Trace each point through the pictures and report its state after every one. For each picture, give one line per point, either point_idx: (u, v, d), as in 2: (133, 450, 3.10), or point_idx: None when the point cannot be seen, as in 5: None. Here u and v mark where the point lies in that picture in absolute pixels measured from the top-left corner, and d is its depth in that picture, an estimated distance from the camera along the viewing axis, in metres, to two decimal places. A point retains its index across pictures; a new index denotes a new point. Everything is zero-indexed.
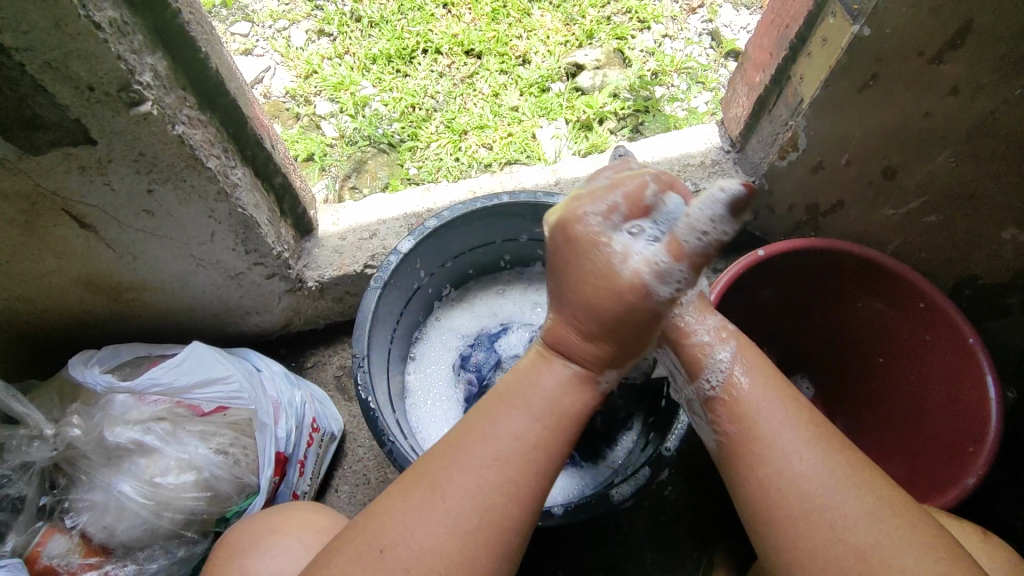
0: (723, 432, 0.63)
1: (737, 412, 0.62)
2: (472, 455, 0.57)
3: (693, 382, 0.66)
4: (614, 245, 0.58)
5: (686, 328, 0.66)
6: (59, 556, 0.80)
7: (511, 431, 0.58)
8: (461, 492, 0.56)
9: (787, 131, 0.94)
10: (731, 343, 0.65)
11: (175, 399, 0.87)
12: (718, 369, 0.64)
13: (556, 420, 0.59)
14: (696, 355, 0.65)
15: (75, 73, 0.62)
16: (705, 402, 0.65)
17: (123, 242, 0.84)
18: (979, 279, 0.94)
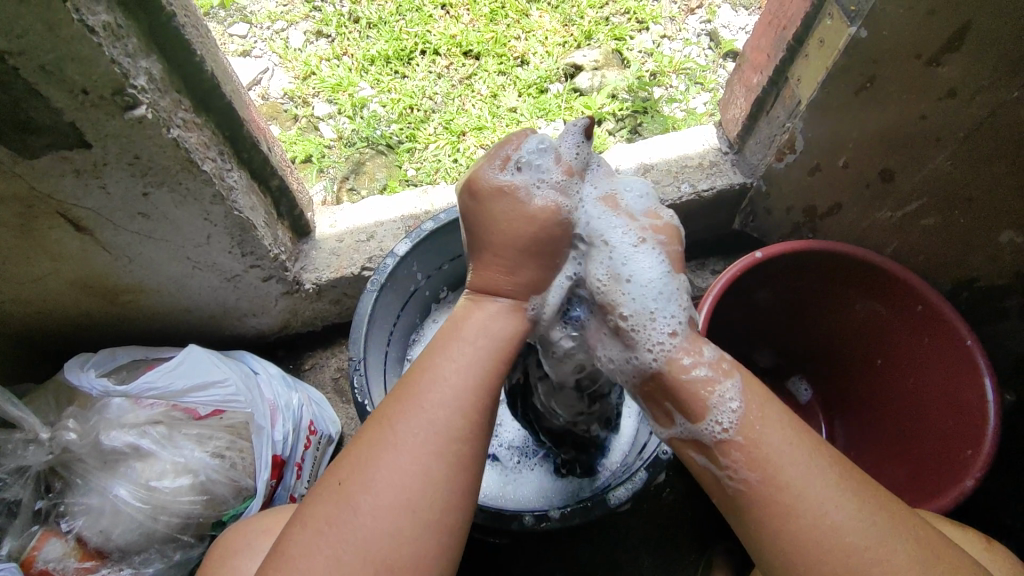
0: (736, 479, 0.57)
1: (756, 458, 0.56)
2: (418, 391, 0.58)
3: (695, 424, 0.59)
4: (513, 183, 0.63)
5: (681, 361, 0.60)
6: (56, 560, 0.80)
7: (454, 363, 0.59)
8: (413, 423, 0.56)
9: (785, 132, 0.96)
10: (734, 377, 0.59)
11: (170, 402, 0.87)
12: (727, 409, 0.57)
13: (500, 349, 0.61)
14: (699, 394, 0.58)
15: (69, 77, 0.62)
16: (716, 448, 0.58)
17: (119, 245, 0.84)
18: (976, 282, 0.92)
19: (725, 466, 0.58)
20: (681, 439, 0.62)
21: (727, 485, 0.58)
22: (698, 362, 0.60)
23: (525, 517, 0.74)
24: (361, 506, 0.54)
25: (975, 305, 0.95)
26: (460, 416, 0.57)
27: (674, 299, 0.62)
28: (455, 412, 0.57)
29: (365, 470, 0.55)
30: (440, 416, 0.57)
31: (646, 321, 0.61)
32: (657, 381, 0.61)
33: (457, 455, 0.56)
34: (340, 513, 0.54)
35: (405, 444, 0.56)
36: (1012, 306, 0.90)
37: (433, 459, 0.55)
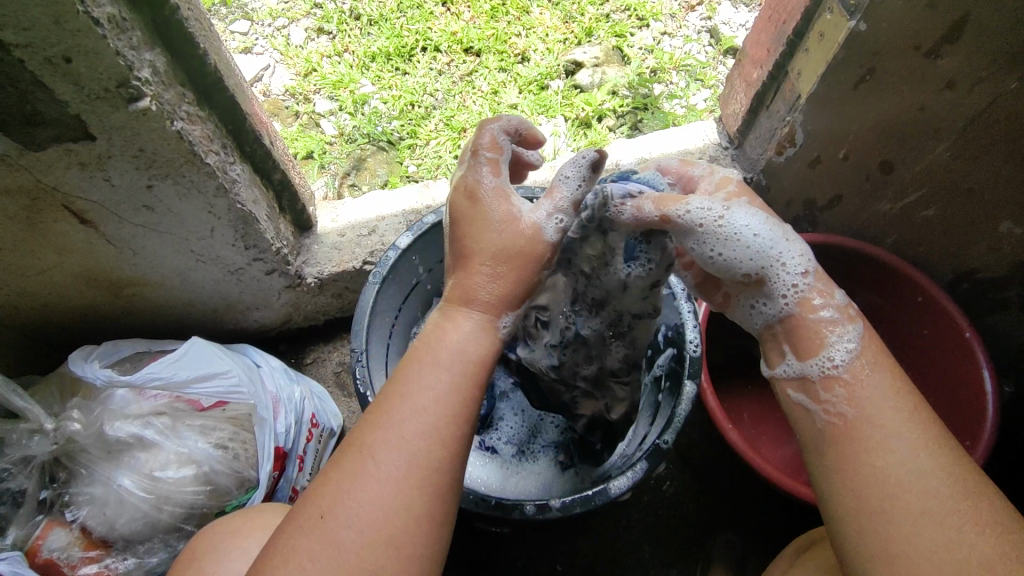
0: (832, 414, 0.56)
1: (858, 395, 0.55)
2: (392, 419, 0.55)
3: (806, 360, 0.58)
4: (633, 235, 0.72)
5: (812, 300, 0.59)
6: (60, 549, 0.81)
7: (424, 389, 0.57)
8: (392, 453, 0.54)
9: (785, 126, 0.92)
10: (856, 322, 0.58)
11: (175, 394, 0.87)
12: (842, 346, 0.57)
13: (470, 375, 0.59)
14: (818, 330, 0.58)
15: (74, 69, 0.62)
16: (820, 381, 0.56)
17: (123, 237, 0.84)
18: (976, 274, 0.94)
19: (823, 399, 0.56)
20: (783, 377, 0.60)
21: (819, 419, 0.57)
22: (826, 302, 0.59)
23: (526, 506, 0.75)
24: (346, 542, 0.52)
25: (974, 295, 0.97)
26: (439, 445, 0.55)
27: (793, 239, 0.60)
28: (434, 440, 0.55)
29: (346, 500, 0.53)
30: (418, 445, 0.54)
31: (770, 263, 0.59)
32: (782, 320, 0.60)
33: (436, 487, 0.54)
34: (324, 550, 0.51)
35: (384, 475, 0.53)
36: (1014, 296, 0.92)
37: (414, 492, 0.53)
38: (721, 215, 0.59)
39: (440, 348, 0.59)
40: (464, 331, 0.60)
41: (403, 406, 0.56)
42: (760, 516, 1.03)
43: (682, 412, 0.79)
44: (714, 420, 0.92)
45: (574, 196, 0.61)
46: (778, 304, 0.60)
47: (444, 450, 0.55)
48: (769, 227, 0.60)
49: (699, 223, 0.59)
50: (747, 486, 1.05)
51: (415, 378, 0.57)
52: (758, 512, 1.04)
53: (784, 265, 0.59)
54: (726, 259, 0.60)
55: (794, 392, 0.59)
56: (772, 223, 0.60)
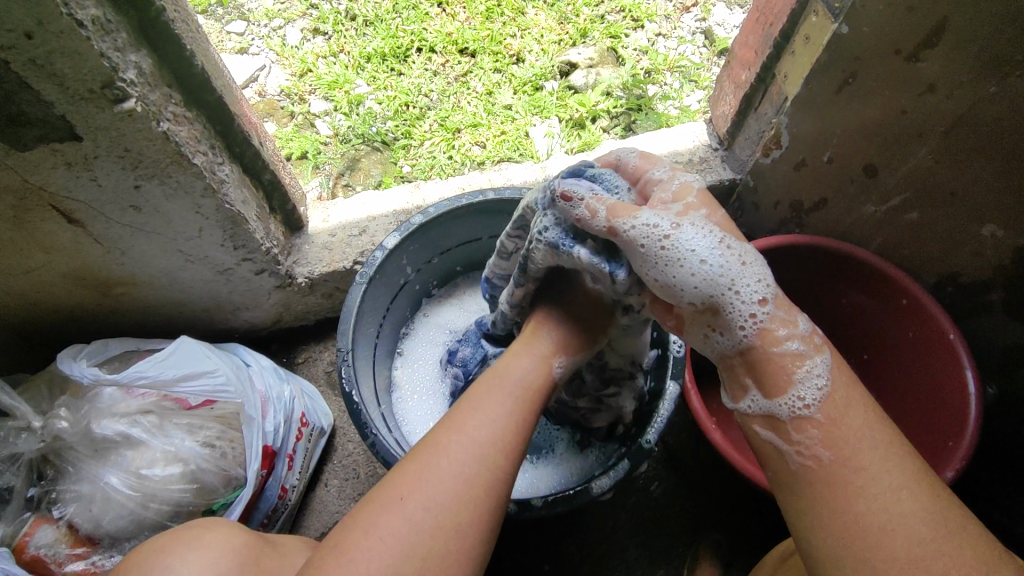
0: (808, 458, 0.57)
1: (834, 436, 0.56)
2: (466, 425, 0.61)
3: (774, 399, 0.59)
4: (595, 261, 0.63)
5: (775, 332, 0.59)
6: (47, 546, 0.81)
7: (495, 404, 0.63)
8: (466, 453, 0.60)
9: (770, 128, 0.95)
10: (823, 354, 0.59)
11: (162, 393, 0.88)
12: (812, 383, 0.58)
13: (526, 399, 0.65)
14: (788, 370, 0.58)
15: (58, 70, 0.63)
16: (791, 423, 0.58)
17: (111, 237, 0.85)
18: (959, 277, 0.94)
19: (797, 441, 0.57)
20: (749, 414, 0.61)
21: (795, 461, 0.58)
22: (790, 334, 0.59)
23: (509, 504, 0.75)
24: (419, 525, 0.56)
25: (958, 299, 0.97)
26: (505, 454, 0.61)
27: (748, 263, 0.60)
28: (502, 451, 0.61)
29: (421, 490, 0.58)
30: (489, 451, 0.60)
31: (723, 291, 0.58)
32: (745, 353, 0.60)
33: (498, 493, 0.60)
34: (393, 530, 0.56)
35: (456, 470, 0.59)
36: (997, 300, 0.92)
37: (480, 491, 0.59)
38: (668, 238, 0.58)
39: (507, 377, 0.66)
40: (519, 361, 0.68)
41: (479, 417, 0.62)
42: (747, 517, 1.04)
43: (664, 411, 0.80)
44: (698, 422, 0.92)
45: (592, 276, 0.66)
46: (738, 335, 0.59)
47: (509, 461, 0.61)
48: (721, 251, 0.59)
49: (643, 242, 0.58)
50: (733, 487, 1.06)
51: (484, 393, 0.64)
52: (745, 513, 1.04)
53: (740, 292, 0.58)
54: (675, 284, 0.59)
55: (762, 429, 0.60)
56: (724, 246, 0.60)
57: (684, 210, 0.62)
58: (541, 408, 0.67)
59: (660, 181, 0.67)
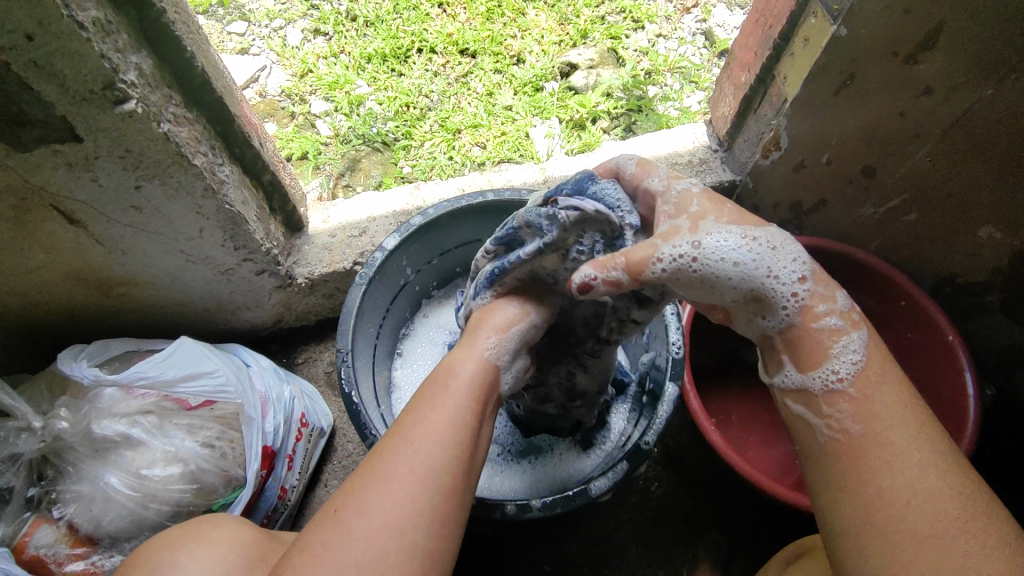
0: (835, 430, 0.56)
1: (864, 411, 0.55)
2: (410, 429, 0.58)
3: (807, 373, 0.58)
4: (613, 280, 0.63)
5: (815, 309, 0.58)
6: (47, 546, 0.81)
7: (430, 403, 0.60)
8: (400, 454, 0.57)
9: (770, 130, 0.93)
10: (861, 330, 0.58)
11: (162, 393, 0.88)
12: (848, 359, 0.57)
13: (475, 392, 0.62)
14: (824, 343, 0.57)
15: (59, 72, 0.63)
16: (823, 396, 0.57)
17: (112, 237, 0.85)
18: (958, 278, 0.94)
19: (827, 414, 0.57)
20: (782, 388, 0.61)
21: (822, 435, 0.57)
22: (829, 309, 0.59)
23: (507, 506, 0.75)
24: (353, 531, 0.53)
25: (958, 300, 0.97)
26: (443, 448, 0.57)
27: (779, 246, 0.59)
28: (439, 443, 0.57)
29: (356, 498, 0.55)
30: (423, 445, 0.57)
31: (762, 283, 0.58)
32: (783, 331, 0.59)
33: (445, 488, 0.56)
34: (334, 541, 0.53)
35: (389, 472, 0.56)
36: (994, 301, 0.92)
37: (417, 488, 0.55)
38: (697, 252, 0.57)
39: (445, 375, 0.63)
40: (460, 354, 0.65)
41: (414, 417, 0.59)
42: (747, 518, 1.04)
43: (663, 413, 0.79)
44: (696, 421, 0.92)
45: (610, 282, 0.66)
46: (780, 318, 0.59)
47: (448, 453, 0.57)
48: (749, 245, 0.58)
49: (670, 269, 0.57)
50: (732, 487, 1.06)
51: (431, 394, 0.61)
52: (744, 513, 1.04)
53: (779, 277, 0.57)
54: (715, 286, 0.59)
55: (794, 403, 0.60)
56: (751, 237, 0.58)
57: (695, 218, 0.60)
58: (487, 401, 0.63)
59: (663, 193, 0.64)
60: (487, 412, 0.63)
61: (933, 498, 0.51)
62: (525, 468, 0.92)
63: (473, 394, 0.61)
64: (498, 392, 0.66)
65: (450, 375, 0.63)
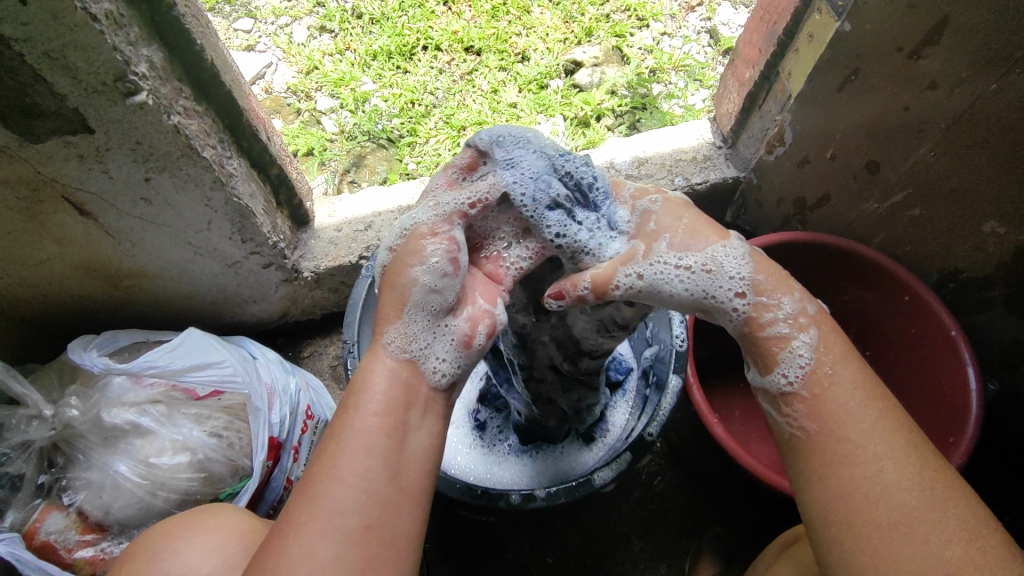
0: (794, 428, 0.58)
1: (820, 411, 0.56)
2: (324, 459, 0.55)
3: (762, 376, 0.60)
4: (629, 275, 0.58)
5: (760, 318, 0.58)
6: (57, 532, 0.82)
7: (333, 433, 0.56)
8: (303, 501, 0.54)
9: (775, 126, 0.95)
10: (808, 333, 0.58)
11: (170, 381, 0.89)
12: (795, 364, 0.58)
13: (385, 408, 0.56)
14: (772, 351, 0.58)
15: (73, 64, 0.64)
16: (783, 396, 0.58)
17: (121, 229, 0.86)
18: (961, 274, 0.95)
19: (786, 413, 0.58)
20: (750, 385, 0.62)
21: (786, 431, 0.58)
22: (775, 317, 0.58)
23: (512, 496, 0.76)
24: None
25: (961, 295, 0.98)
26: (344, 484, 0.53)
27: (718, 265, 0.58)
28: (339, 480, 0.53)
29: (270, 554, 0.53)
30: (323, 485, 0.53)
31: (705, 306, 0.59)
32: (740, 339, 0.61)
33: (368, 512, 0.53)
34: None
35: (296, 526, 0.53)
36: (998, 296, 0.92)
37: (320, 535, 0.52)
38: (640, 283, 0.58)
39: (355, 392, 0.58)
40: (373, 364, 0.59)
41: (319, 453, 0.56)
42: (750, 512, 1.04)
43: (666, 405, 0.81)
44: (700, 415, 0.92)
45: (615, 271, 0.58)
46: (730, 324, 0.60)
47: (352, 488, 0.53)
48: (685, 277, 0.58)
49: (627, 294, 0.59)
50: (735, 481, 1.06)
51: (342, 418, 0.56)
52: (746, 508, 1.05)
53: (717, 297, 0.58)
54: (673, 306, 0.60)
55: (762, 403, 0.61)
56: (688, 266, 0.58)
57: (650, 238, 0.60)
58: (403, 412, 0.57)
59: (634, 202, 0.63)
60: (409, 420, 0.58)
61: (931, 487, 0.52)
62: (529, 461, 0.92)
63: (382, 410, 0.56)
64: (429, 382, 0.59)
65: (360, 392, 0.57)
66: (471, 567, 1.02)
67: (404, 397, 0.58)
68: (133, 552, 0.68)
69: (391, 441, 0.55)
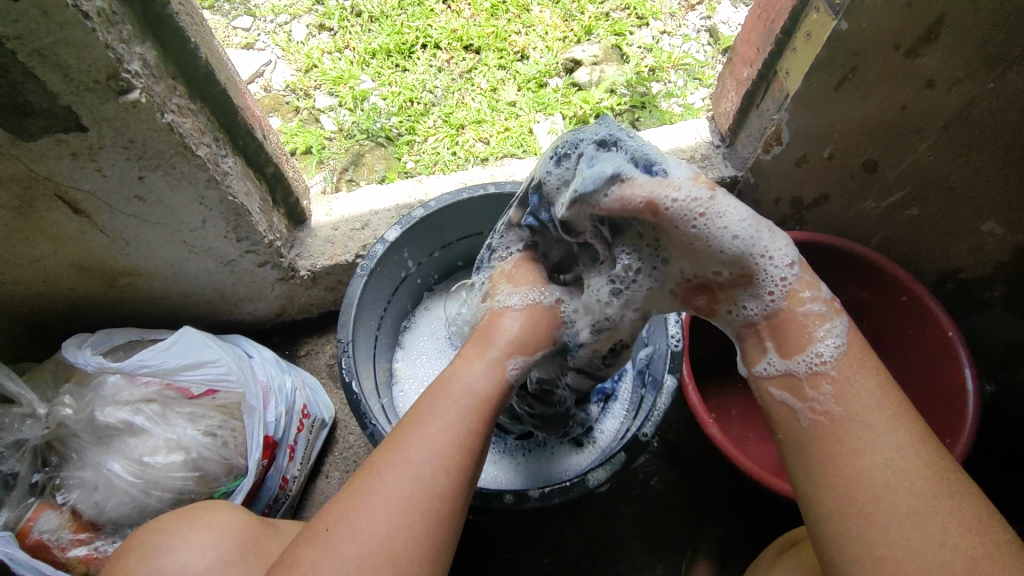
0: (819, 414, 0.56)
1: (844, 392, 0.55)
2: (415, 435, 0.58)
3: (790, 357, 0.57)
4: (665, 189, 0.53)
5: (800, 294, 0.57)
6: (51, 531, 0.82)
7: (430, 417, 0.58)
8: (401, 477, 0.56)
9: (772, 125, 0.92)
10: (843, 317, 0.57)
11: (165, 380, 0.89)
12: (829, 342, 0.56)
13: (478, 410, 0.60)
14: (807, 327, 0.57)
15: (65, 62, 0.64)
16: (807, 379, 0.56)
17: (116, 227, 0.86)
18: (960, 273, 0.94)
19: (810, 397, 0.56)
20: (763, 376, 0.59)
21: (805, 419, 0.56)
22: (813, 297, 0.58)
23: (506, 495, 0.76)
24: (348, 554, 0.53)
25: (959, 295, 0.97)
26: (436, 465, 0.56)
27: (779, 240, 0.56)
28: (441, 466, 0.57)
29: (349, 508, 0.56)
30: (425, 469, 0.56)
31: (755, 260, 0.55)
32: (770, 317, 0.58)
33: (449, 495, 0.57)
34: (327, 561, 0.53)
35: (383, 489, 0.56)
36: (996, 296, 0.92)
37: (417, 514, 0.55)
38: (705, 204, 0.53)
39: (449, 385, 0.61)
40: (471, 366, 0.62)
41: (415, 433, 0.58)
42: (746, 512, 1.04)
43: (662, 404, 0.80)
44: (696, 415, 0.92)
45: (651, 182, 0.54)
46: (765, 298, 0.57)
47: (450, 477, 0.57)
48: (751, 224, 0.54)
49: (675, 213, 0.53)
50: (733, 481, 1.06)
51: (433, 404, 0.59)
52: (744, 507, 1.05)
53: (774, 258, 0.56)
54: (700, 257, 0.56)
55: (777, 390, 0.58)
56: (752, 213, 0.55)
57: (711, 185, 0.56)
58: (491, 418, 0.61)
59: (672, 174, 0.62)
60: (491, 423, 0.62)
61: (928, 497, 0.51)
62: (519, 461, 0.92)
63: (476, 410, 0.60)
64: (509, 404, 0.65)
65: (454, 386, 0.60)
66: (468, 566, 1.02)
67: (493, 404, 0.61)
68: (127, 551, 0.68)
69: (477, 439, 0.59)
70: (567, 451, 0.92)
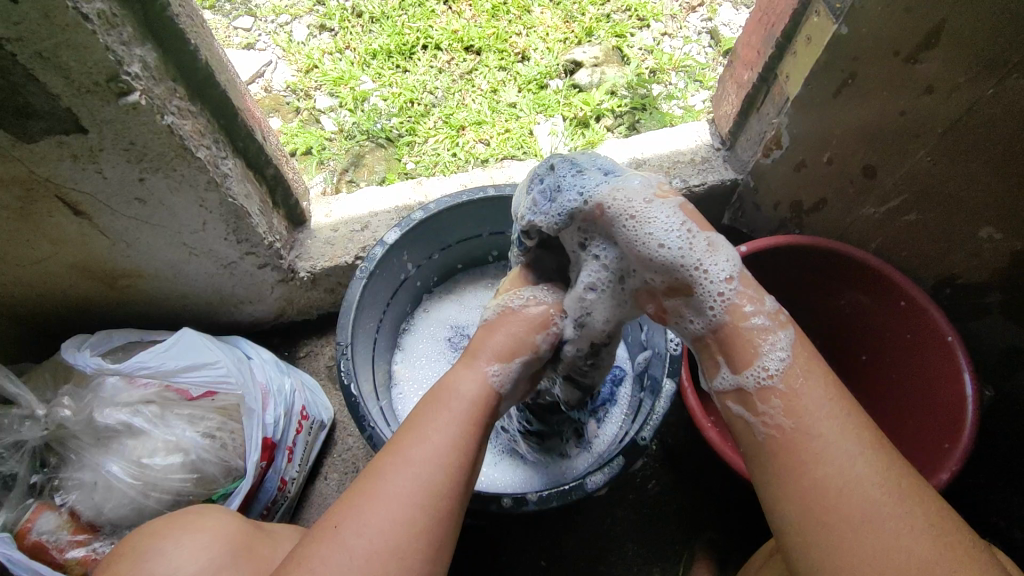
0: (770, 425, 0.57)
1: (795, 405, 0.56)
2: (414, 441, 0.58)
3: (737, 372, 0.59)
4: (612, 203, 0.60)
5: (743, 308, 0.59)
6: (49, 532, 0.82)
7: (431, 423, 0.59)
8: (399, 474, 0.56)
9: (771, 129, 0.96)
10: (789, 330, 0.59)
11: (164, 382, 0.89)
12: (776, 355, 0.57)
13: (470, 416, 0.61)
14: (755, 340, 0.58)
15: (64, 63, 0.64)
16: (757, 393, 0.57)
17: (116, 229, 0.86)
18: (957, 279, 0.94)
19: (761, 411, 0.57)
20: (722, 390, 0.61)
21: (760, 431, 0.58)
22: (757, 310, 0.59)
23: (504, 499, 0.76)
24: (353, 544, 0.53)
25: (957, 301, 0.97)
26: (435, 466, 0.57)
27: (717, 248, 0.60)
28: (435, 465, 0.57)
29: (350, 506, 0.55)
30: (424, 465, 0.56)
31: (688, 270, 0.59)
32: (715, 331, 0.60)
33: (446, 496, 0.56)
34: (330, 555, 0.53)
35: (386, 488, 0.55)
36: (994, 302, 0.91)
37: (422, 511, 0.55)
38: (639, 208, 0.59)
39: (445, 396, 0.62)
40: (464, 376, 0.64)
41: (408, 436, 0.59)
42: (744, 516, 1.04)
43: (660, 408, 0.80)
44: (694, 419, 0.92)
45: (602, 196, 0.61)
46: (707, 307, 0.59)
47: (442, 474, 0.56)
48: (683, 233, 0.59)
49: (620, 218, 0.60)
50: (730, 486, 1.06)
51: (432, 413, 0.60)
52: (741, 512, 1.05)
53: (706, 268, 0.58)
54: (641, 267, 0.61)
55: (733, 404, 0.60)
56: (690, 229, 0.59)
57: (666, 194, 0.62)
58: (482, 425, 0.62)
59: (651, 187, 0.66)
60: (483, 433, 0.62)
61: (925, 512, 0.51)
62: (520, 465, 0.93)
63: (470, 417, 0.61)
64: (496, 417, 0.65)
65: (451, 396, 0.62)
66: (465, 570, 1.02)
67: (484, 415, 0.63)
68: (117, 554, 0.67)
69: (472, 446, 0.60)
70: (564, 456, 0.92)
